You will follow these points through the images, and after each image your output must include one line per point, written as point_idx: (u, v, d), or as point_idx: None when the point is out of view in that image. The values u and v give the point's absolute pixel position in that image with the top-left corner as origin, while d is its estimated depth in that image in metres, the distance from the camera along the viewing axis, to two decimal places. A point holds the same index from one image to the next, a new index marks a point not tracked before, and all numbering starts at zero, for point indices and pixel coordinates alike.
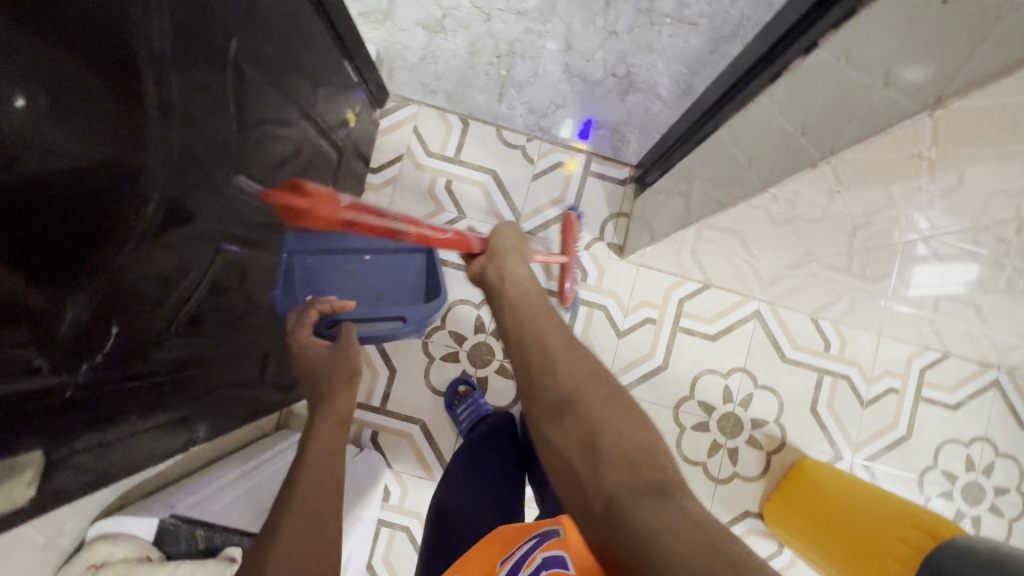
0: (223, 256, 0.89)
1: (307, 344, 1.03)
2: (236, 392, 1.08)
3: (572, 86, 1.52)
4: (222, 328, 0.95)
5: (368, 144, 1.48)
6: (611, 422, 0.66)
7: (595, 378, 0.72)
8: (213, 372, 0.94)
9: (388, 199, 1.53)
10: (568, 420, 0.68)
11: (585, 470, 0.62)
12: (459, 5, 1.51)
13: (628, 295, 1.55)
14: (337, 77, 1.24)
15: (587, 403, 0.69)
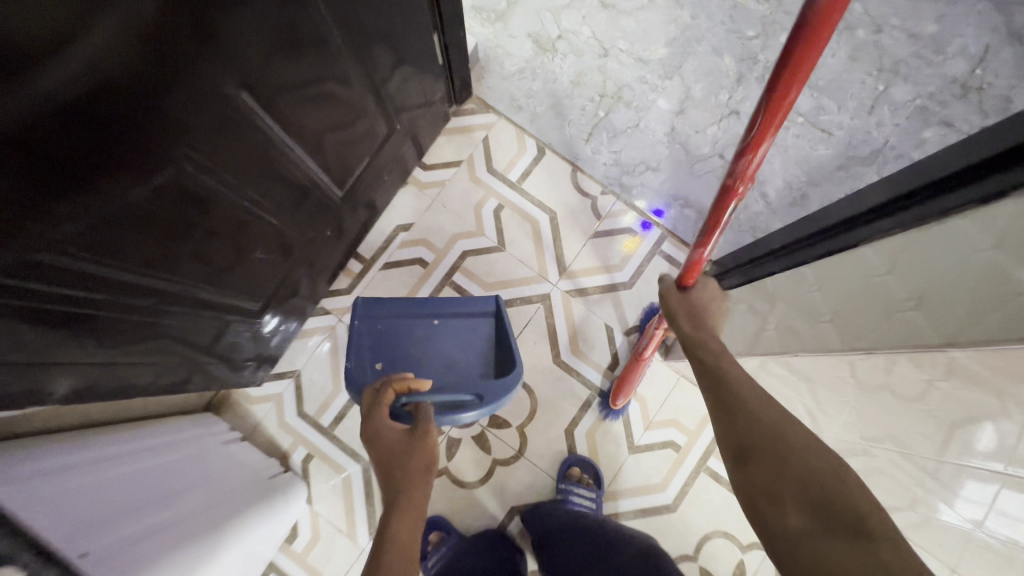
0: (207, 192, 0.75)
1: (380, 425, 0.83)
2: (176, 358, 0.91)
3: (671, 151, 1.33)
4: (182, 275, 0.80)
5: (429, 137, 1.30)
6: (797, 462, 0.54)
7: (778, 416, 0.59)
8: (151, 319, 0.78)
9: (426, 199, 1.30)
10: (754, 465, 0.57)
11: (768, 506, 0.54)
12: (579, 32, 1.37)
13: (657, 404, 1.23)
14: (420, 46, 1.06)
15: (776, 449, 0.56)
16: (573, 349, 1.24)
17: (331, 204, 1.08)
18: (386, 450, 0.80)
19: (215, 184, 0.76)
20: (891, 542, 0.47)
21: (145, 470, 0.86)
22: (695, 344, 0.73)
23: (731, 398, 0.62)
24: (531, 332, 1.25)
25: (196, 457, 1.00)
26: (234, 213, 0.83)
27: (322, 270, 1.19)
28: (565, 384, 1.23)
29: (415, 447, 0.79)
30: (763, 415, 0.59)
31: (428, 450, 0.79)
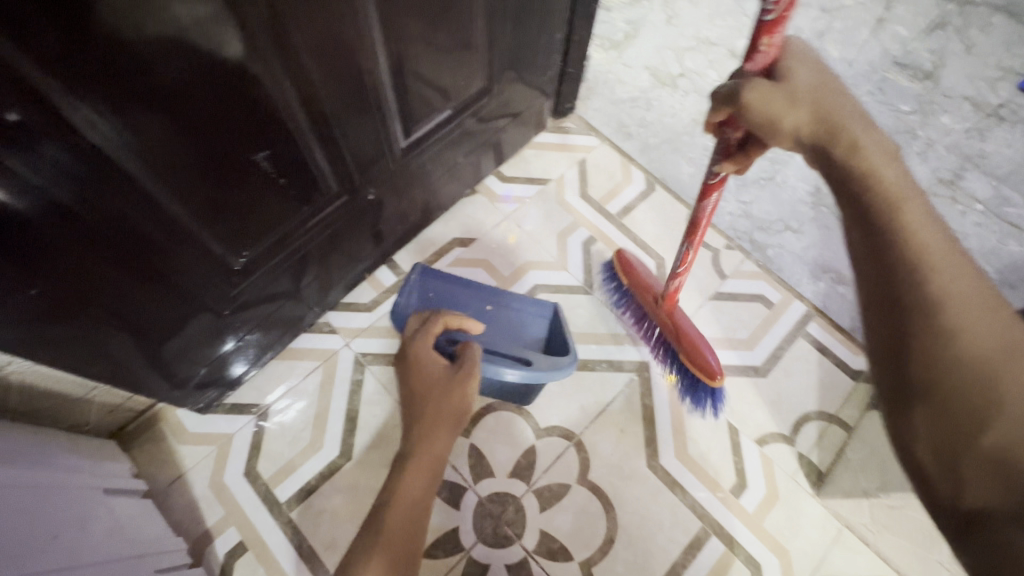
0: (236, 17, 0.46)
1: (424, 362, 0.65)
2: (80, 305, 0.52)
3: (817, 214, 1.04)
4: (139, 148, 0.47)
5: (517, 144, 1.04)
6: (1012, 415, 0.30)
7: (999, 346, 0.32)
8: (42, 181, 0.43)
9: (496, 213, 1.00)
10: (926, 410, 0.34)
11: (932, 469, 0.33)
12: (705, 74, 1.18)
13: (805, 569, 0.76)
14: (549, 19, 0.83)
15: (975, 394, 0.32)
16: (678, 451, 0.82)
17: (389, 167, 0.78)
18: (423, 383, 0.64)
19: (253, 15, 0.48)
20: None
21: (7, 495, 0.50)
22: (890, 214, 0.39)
23: (922, 288, 0.36)
24: (618, 412, 0.84)
25: (72, 526, 0.55)
26: (257, 84, 0.52)
27: (339, 269, 0.85)
28: (662, 503, 0.79)
29: (459, 391, 0.63)
30: (969, 338, 0.33)
31: (468, 394, 0.63)
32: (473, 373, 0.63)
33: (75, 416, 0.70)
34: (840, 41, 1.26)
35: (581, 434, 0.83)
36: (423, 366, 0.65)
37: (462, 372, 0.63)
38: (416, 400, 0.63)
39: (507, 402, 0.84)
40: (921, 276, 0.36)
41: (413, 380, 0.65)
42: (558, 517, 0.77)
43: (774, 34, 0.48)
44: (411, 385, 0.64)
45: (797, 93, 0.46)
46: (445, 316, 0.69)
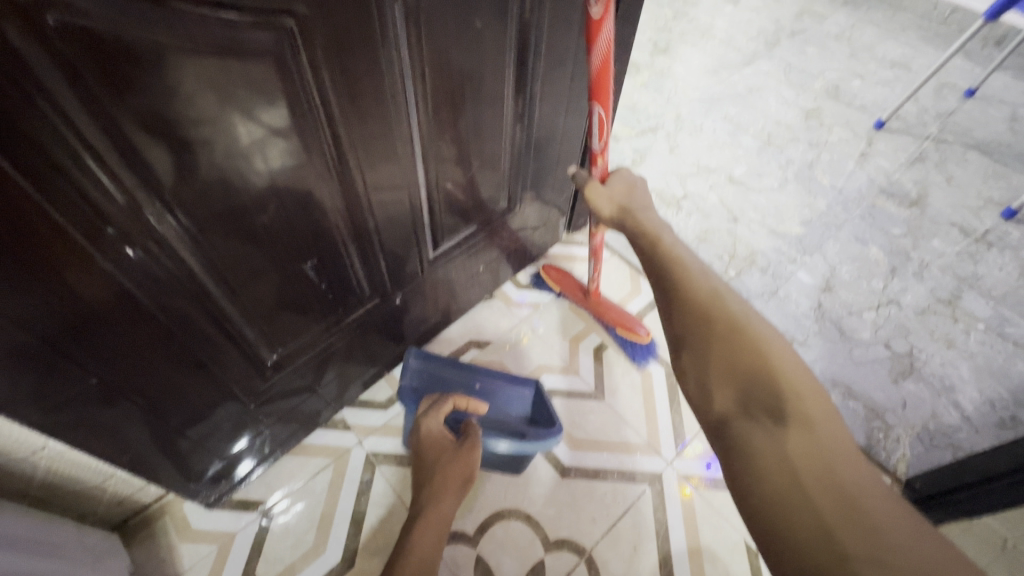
0: (307, 152, 0.56)
1: (436, 437, 0.72)
2: (128, 390, 0.56)
3: (820, 328, 1.08)
4: (218, 267, 0.56)
5: (532, 254, 1.13)
6: (722, 339, 0.49)
7: (711, 297, 0.51)
8: (121, 280, 0.49)
9: (511, 317, 1.06)
10: (686, 352, 0.51)
11: (696, 394, 0.50)
12: (706, 196, 1.30)
13: None
14: (565, 150, 0.94)
15: (703, 331, 0.50)
16: (695, 574, 0.78)
17: (417, 271, 0.85)
18: (434, 457, 0.71)
19: (329, 173, 0.60)
20: (802, 423, 0.43)
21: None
22: (672, 266, 0.55)
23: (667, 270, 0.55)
24: (631, 527, 0.82)
25: None
26: (316, 204, 0.61)
27: (361, 368, 0.89)
28: None
29: (465, 464, 0.70)
30: (697, 302, 0.51)
31: (472, 467, 0.70)
32: (477, 444, 0.71)
33: (85, 505, 0.70)
34: (829, 171, 1.39)
35: (592, 548, 0.79)
36: (434, 443, 0.72)
37: (468, 444, 0.71)
38: (428, 476, 0.70)
39: (517, 510, 0.82)
40: (679, 288, 0.53)
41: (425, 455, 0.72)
42: None
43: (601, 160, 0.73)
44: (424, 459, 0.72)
45: (614, 195, 0.69)
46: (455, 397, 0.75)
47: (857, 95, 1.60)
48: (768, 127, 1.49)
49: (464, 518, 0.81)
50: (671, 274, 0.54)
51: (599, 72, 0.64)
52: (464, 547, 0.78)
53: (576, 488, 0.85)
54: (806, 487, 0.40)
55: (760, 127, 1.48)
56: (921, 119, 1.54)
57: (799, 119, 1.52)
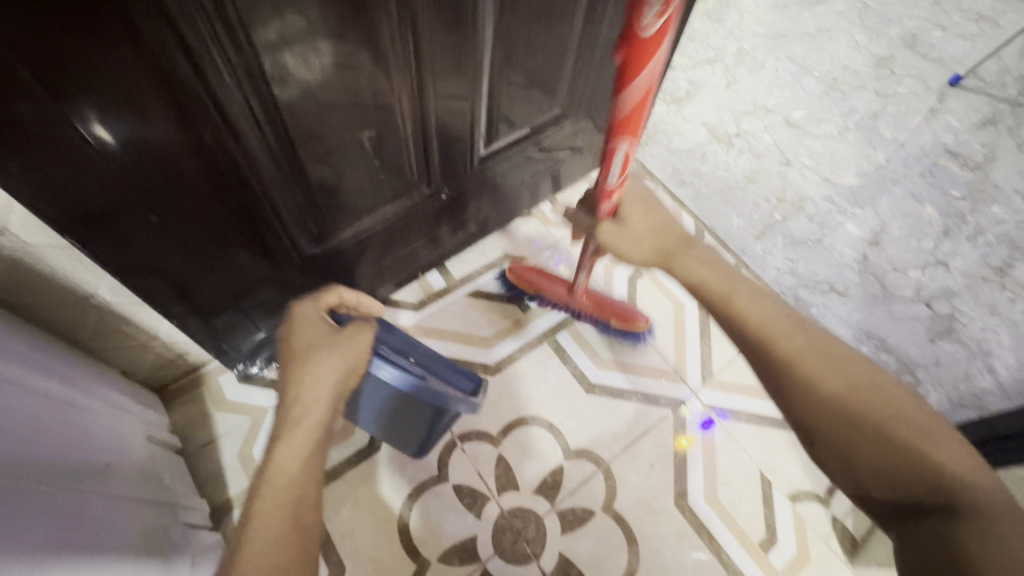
0: (382, 14, 0.52)
1: (305, 327, 0.60)
2: (189, 242, 0.56)
3: (862, 280, 1.05)
4: (286, 129, 0.55)
5: (574, 176, 1.09)
6: (866, 428, 0.45)
7: (841, 381, 0.47)
8: (190, 118, 0.47)
9: (547, 237, 1.03)
10: (821, 443, 0.48)
11: (849, 485, 0.47)
12: (760, 136, 1.23)
13: None
14: None
15: (836, 420, 0.46)
16: (707, 494, 0.80)
17: (465, 174, 0.82)
18: (307, 343, 0.58)
19: (401, 48, 0.57)
20: (974, 512, 0.40)
21: (58, 419, 0.52)
22: (779, 353, 0.50)
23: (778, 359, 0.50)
24: (650, 445, 0.83)
25: (105, 455, 0.57)
26: (383, 79, 0.58)
27: (398, 266, 0.89)
28: (686, 547, 0.77)
29: (347, 352, 0.58)
30: (823, 391, 0.47)
31: (357, 354, 0.59)
32: (363, 330, 0.60)
33: (127, 363, 0.72)
34: (893, 123, 1.31)
35: (610, 461, 0.81)
36: (308, 330, 0.60)
37: (350, 330, 0.60)
38: (300, 361, 0.56)
39: (539, 418, 0.84)
40: (802, 375, 0.48)
41: (291, 343, 0.58)
42: (580, 542, 0.75)
43: (613, 195, 0.64)
44: (291, 348, 0.58)
45: (634, 232, 0.65)
46: (341, 288, 0.65)
47: (936, 46, 1.48)
48: (835, 72, 1.39)
49: (488, 419, 0.83)
50: (779, 362, 0.50)
51: (629, 112, 0.54)
52: (486, 446, 0.81)
53: (599, 405, 0.86)
54: (988, 573, 0.37)
55: (826, 71, 1.39)
56: (1002, 80, 1.43)
57: (869, 66, 1.42)
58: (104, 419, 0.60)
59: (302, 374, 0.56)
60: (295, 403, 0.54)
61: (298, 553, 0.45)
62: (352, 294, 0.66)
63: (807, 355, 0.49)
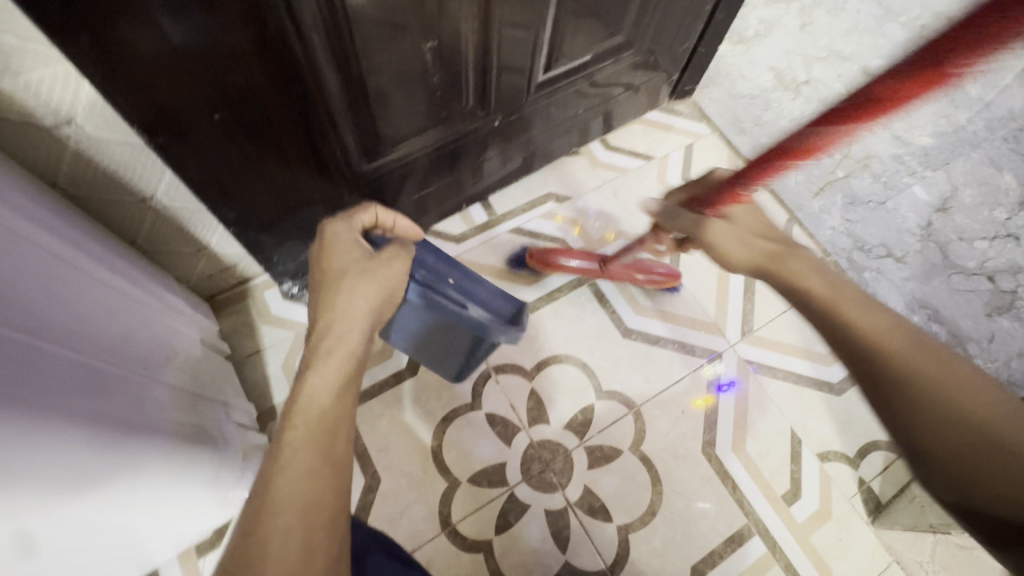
0: None
1: (336, 250, 0.54)
2: (249, 148, 0.56)
3: (923, 248, 1.00)
4: (350, 35, 0.52)
5: (628, 116, 1.03)
6: (991, 449, 0.35)
7: (954, 392, 0.37)
8: (259, 14, 0.45)
9: (594, 179, 1.00)
10: (934, 469, 0.38)
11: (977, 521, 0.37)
12: (831, 87, 1.14)
13: None
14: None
15: (954, 441, 0.37)
16: (736, 445, 0.81)
17: (520, 103, 0.79)
18: (341, 267, 0.53)
19: None
20: None
21: (121, 311, 0.55)
22: (871, 349, 0.40)
23: (872, 360, 0.40)
24: (682, 393, 0.83)
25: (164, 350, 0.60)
26: None
27: (443, 195, 0.88)
28: (710, 492, 0.78)
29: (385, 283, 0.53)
30: (931, 404, 0.37)
31: (396, 282, 0.54)
32: (398, 258, 0.55)
33: (181, 269, 0.74)
34: (981, 81, 1.19)
35: (641, 404, 0.82)
36: (340, 252, 0.54)
37: (387, 256, 0.54)
38: (332, 286, 0.51)
39: (574, 358, 0.84)
40: (909, 390, 0.38)
41: (322, 267, 0.53)
42: (605, 478, 0.77)
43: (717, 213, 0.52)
44: (321, 271, 0.53)
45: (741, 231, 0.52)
46: (377, 207, 0.58)
47: None
48: (923, 18, 1.26)
49: (523, 354, 0.84)
50: (878, 368, 0.40)
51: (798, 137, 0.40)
52: (520, 379, 0.82)
53: (635, 351, 0.85)
54: None
55: (914, 17, 1.26)
56: None
57: None
58: (162, 317, 0.63)
59: (335, 299, 0.50)
60: (327, 332, 0.48)
61: (333, 482, 0.41)
62: (388, 215, 0.59)
63: (910, 357, 0.39)
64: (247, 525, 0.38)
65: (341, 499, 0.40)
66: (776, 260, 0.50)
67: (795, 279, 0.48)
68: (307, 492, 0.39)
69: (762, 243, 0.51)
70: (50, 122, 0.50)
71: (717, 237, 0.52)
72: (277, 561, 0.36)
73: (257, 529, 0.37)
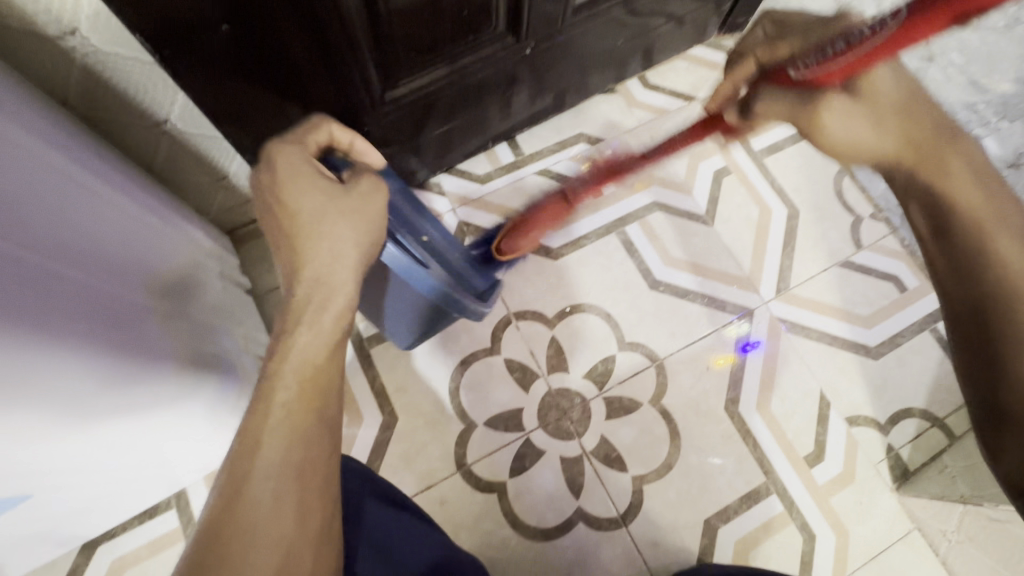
0: None
1: (295, 177, 0.45)
2: (262, 65, 0.52)
3: None
4: None
5: (670, 51, 0.95)
6: None
7: None
8: None
9: (629, 120, 0.93)
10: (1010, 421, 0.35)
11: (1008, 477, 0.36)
12: None
13: (864, 551, 0.73)
14: None
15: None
16: (761, 404, 0.78)
17: (554, 28, 0.72)
18: (302, 203, 0.44)
19: None
20: None
21: (121, 233, 0.51)
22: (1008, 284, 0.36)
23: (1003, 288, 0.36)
24: (708, 349, 0.80)
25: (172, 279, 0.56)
26: None
27: (469, 131, 0.83)
28: (729, 449, 0.76)
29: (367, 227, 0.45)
30: None
31: (379, 220, 0.46)
32: (378, 191, 0.47)
33: (199, 200, 0.72)
34: None
35: (665, 358, 0.79)
36: (298, 180, 0.45)
37: (365, 187, 0.46)
38: (298, 224, 0.44)
39: (598, 308, 0.82)
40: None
41: (280, 203, 0.45)
42: (622, 430, 0.76)
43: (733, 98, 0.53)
44: (279, 205, 0.45)
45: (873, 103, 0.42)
46: (332, 124, 0.50)
47: None
48: None
49: (545, 302, 0.81)
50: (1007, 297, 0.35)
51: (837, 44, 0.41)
52: (541, 327, 0.80)
53: (662, 304, 0.82)
54: None
55: None
56: None
57: None
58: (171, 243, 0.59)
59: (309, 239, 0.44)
60: (313, 283, 0.43)
61: (325, 443, 0.39)
62: (345, 132, 0.51)
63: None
64: (226, 485, 0.36)
65: (332, 459, 0.40)
66: (927, 157, 0.39)
67: (951, 192, 0.38)
68: (296, 452, 0.38)
69: (911, 123, 0.41)
70: (53, 32, 0.47)
71: (836, 123, 0.43)
72: (264, 526, 0.35)
73: (242, 488, 0.36)
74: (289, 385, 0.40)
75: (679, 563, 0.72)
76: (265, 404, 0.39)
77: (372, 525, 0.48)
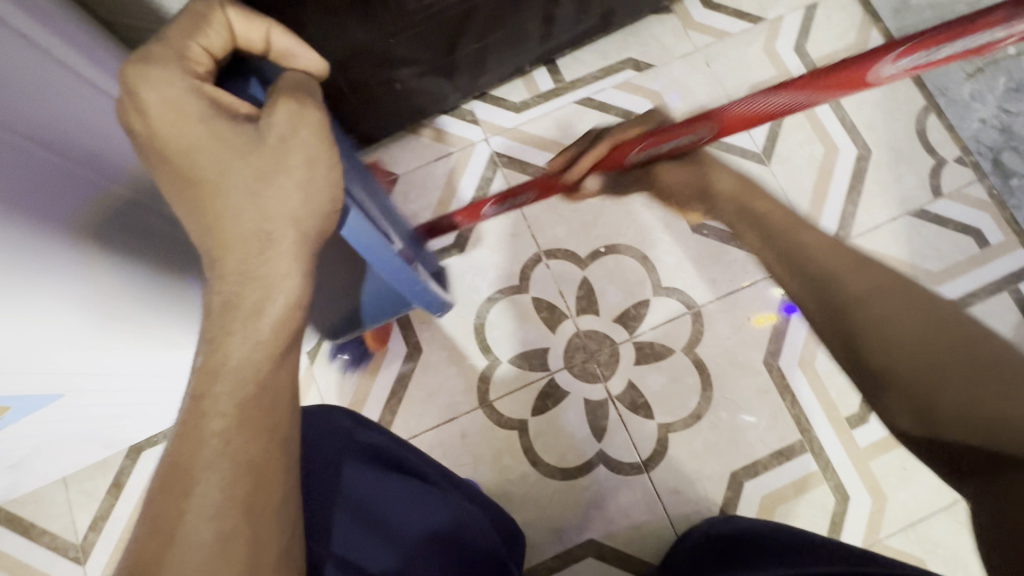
0: None
1: (184, 127, 0.36)
2: None
3: None
4: None
5: None
6: (927, 349, 0.36)
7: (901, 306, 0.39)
8: None
9: (681, 44, 0.84)
10: (874, 378, 0.38)
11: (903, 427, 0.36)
12: None
13: (903, 518, 0.69)
14: None
15: (890, 341, 0.37)
16: (803, 359, 0.73)
17: None
18: (216, 164, 0.37)
19: None
20: None
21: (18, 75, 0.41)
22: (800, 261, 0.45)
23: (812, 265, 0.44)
24: (751, 298, 0.75)
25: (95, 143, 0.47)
26: None
27: (507, 48, 0.76)
28: (763, 404, 0.72)
29: (308, 190, 0.39)
30: (875, 308, 0.39)
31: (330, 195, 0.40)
32: (303, 127, 0.39)
33: None
34: None
35: (702, 306, 0.75)
36: (197, 122, 0.37)
37: (284, 127, 0.38)
38: (216, 196, 0.37)
39: (633, 250, 0.77)
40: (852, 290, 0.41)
41: (188, 173, 0.37)
42: (650, 376, 0.73)
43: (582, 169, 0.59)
44: (194, 179, 0.37)
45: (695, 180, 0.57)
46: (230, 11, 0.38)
47: None
48: None
49: (578, 241, 0.77)
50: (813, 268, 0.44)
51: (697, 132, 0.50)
52: (571, 266, 0.76)
53: (704, 248, 0.76)
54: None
55: None
56: None
57: None
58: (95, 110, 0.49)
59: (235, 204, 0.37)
60: (244, 279, 0.37)
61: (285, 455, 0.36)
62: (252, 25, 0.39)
63: (837, 269, 0.42)
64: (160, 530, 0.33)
65: (290, 477, 0.35)
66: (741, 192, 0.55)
67: (759, 207, 0.52)
68: (236, 487, 0.33)
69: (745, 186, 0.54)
70: None
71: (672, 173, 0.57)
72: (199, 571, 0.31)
73: (176, 534, 0.32)
74: (221, 407, 0.35)
75: (702, 513, 0.70)
76: (192, 434, 0.34)
77: (350, 488, 0.49)
